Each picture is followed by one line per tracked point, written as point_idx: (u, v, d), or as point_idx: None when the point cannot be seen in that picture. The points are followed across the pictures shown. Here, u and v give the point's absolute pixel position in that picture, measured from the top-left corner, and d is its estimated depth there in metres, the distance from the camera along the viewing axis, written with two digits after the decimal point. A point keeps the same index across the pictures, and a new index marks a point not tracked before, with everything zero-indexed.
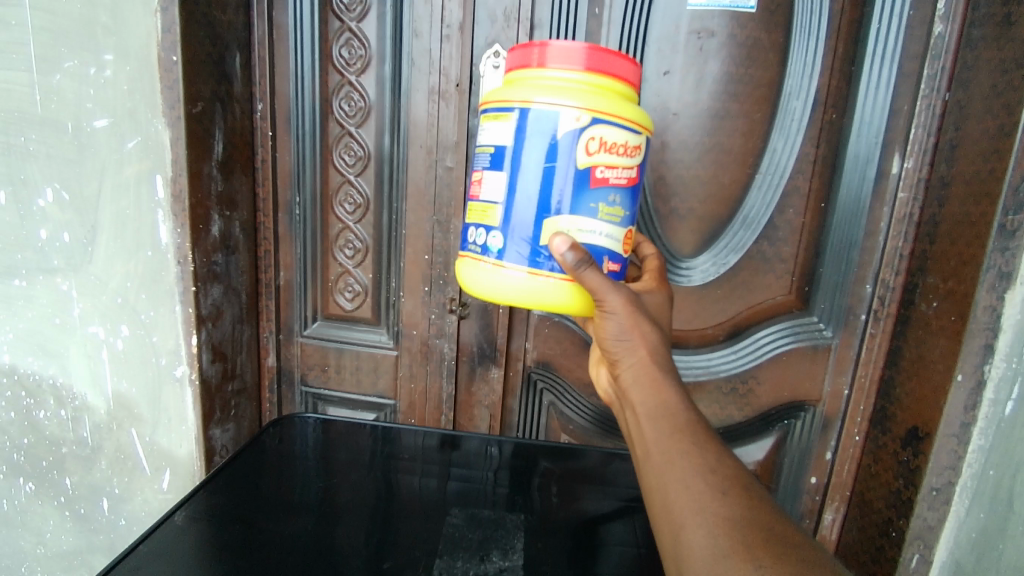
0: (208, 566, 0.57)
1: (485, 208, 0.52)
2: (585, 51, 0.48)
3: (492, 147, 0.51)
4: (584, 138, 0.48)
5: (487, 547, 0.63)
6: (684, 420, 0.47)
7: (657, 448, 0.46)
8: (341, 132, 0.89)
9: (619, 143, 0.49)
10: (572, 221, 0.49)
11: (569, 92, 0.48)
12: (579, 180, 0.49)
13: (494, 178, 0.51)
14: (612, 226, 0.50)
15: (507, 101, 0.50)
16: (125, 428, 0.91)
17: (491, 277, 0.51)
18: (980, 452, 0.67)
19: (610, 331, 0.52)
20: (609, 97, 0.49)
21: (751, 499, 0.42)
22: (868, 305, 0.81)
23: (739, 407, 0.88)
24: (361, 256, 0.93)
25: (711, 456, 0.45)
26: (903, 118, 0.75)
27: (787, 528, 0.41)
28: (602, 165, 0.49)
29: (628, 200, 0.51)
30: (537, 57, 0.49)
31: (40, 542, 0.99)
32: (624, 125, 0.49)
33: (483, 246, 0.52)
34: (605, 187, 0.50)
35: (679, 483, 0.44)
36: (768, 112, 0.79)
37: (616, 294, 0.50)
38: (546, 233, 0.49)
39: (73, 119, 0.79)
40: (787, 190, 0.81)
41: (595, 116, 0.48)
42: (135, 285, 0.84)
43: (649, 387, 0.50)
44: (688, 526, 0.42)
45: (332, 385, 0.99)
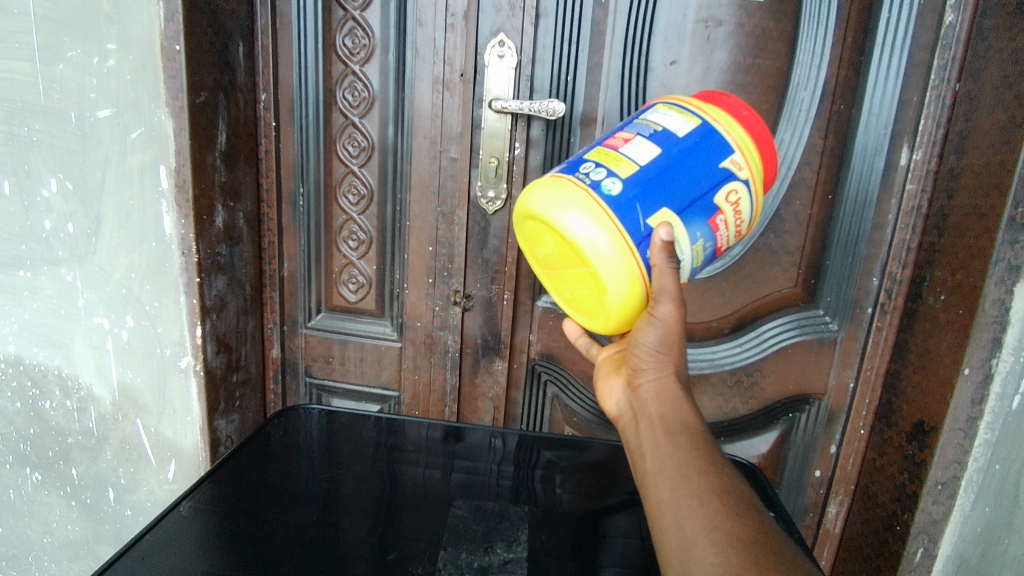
0: (214, 555, 0.57)
1: (620, 158, 0.50)
2: (768, 133, 0.53)
3: (660, 126, 0.51)
4: (731, 183, 0.50)
5: (491, 538, 0.63)
6: (703, 440, 0.45)
7: (672, 461, 0.44)
8: (345, 123, 0.88)
9: (743, 216, 0.52)
10: (681, 228, 0.49)
11: (745, 145, 0.51)
12: (703, 208, 0.50)
13: (650, 145, 0.50)
14: (692, 259, 0.50)
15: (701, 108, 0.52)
16: (130, 419, 0.92)
17: (576, 210, 0.48)
18: (986, 447, 0.67)
19: (647, 340, 0.49)
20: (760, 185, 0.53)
21: (766, 524, 0.40)
22: (875, 298, 0.80)
23: (743, 400, 0.88)
24: (365, 247, 0.93)
25: (726, 474, 0.43)
26: (913, 109, 0.74)
27: (803, 561, 0.38)
28: (724, 215, 0.51)
29: (709, 260, 0.52)
30: (749, 113, 0.53)
31: (47, 531, 1.00)
32: (755, 205, 0.52)
33: (589, 180, 0.49)
34: (711, 234, 0.51)
35: (694, 500, 0.41)
36: (776, 102, 0.79)
37: (674, 305, 0.48)
38: (660, 212, 0.48)
39: (76, 109, 0.79)
40: (794, 181, 0.80)
41: (748, 178, 0.51)
42: (139, 276, 0.84)
43: (671, 403, 0.48)
44: (700, 543, 0.39)
45: (337, 376, 0.99)
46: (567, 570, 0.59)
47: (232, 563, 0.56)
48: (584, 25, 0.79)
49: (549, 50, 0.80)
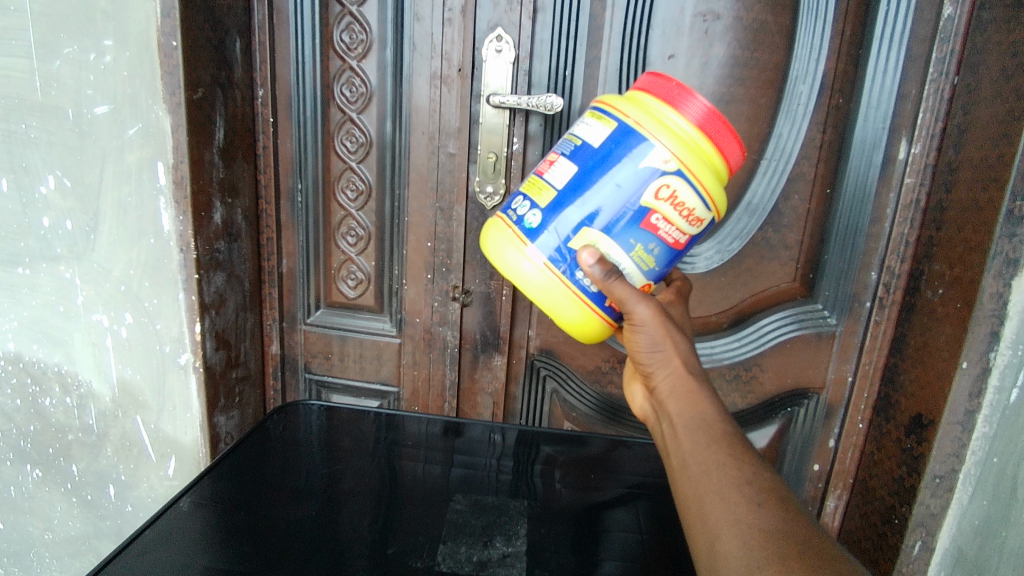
0: (214, 549, 0.57)
1: (542, 186, 0.55)
2: (709, 115, 0.52)
3: (580, 140, 0.55)
4: (659, 180, 0.51)
5: (490, 533, 0.63)
6: (721, 430, 0.49)
7: (694, 457, 0.48)
8: (343, 118, 0.88)
9: (687, 205, 0.52)
10: (608, 240, 0.52)
11: (674, 137, 0.51)
12: (632, 212, 0.52)
13: (570, 165, 0.54)
14: (636, 267, 0.53)
15: (624, 109, 0.53)
16: (130, 416, 0.92)
17: (516, 252, 0.55)
18: (984, 440, 0.67)
19: (643, 343, 0.54)
20: (709, 171, 0.52)
21: (789, 512, 0.42)
22: (874, 292, 0.80)
23: (742, 395, 0.89)
24: (363, 244, 0.93)
25: (747, 470, 0.46)
26: (911, 103, 0.74)
27: (828, 542, 0.40)
28: (660, 212, 0.52)
29: (664, 258, 0.54)
30: (682, 96, 0.53)
31: (48, 528, 1.01)
32: (700, 191, 0.52)
33: (519, 218, 0.56)
34: (651, 233, 0.52)
35: (717, 493, 0.45)
36: (774, 96, 0.78)
37: (645, 306, 0.52)
38: (580, 235, 0.53)
39: (74, 105, 0.78)
40: (792, 176, 0.80)
41: (680, 167, 0.51)
42: (138, 273, 0.84)
43: (685, 398, 0.52)
44: (724, 535, 0.42)
45: (336, 373, 0.99)
46: (566, 564, 0.60)
47: (233, 558, 0.57)
48: (582, 19, 0.79)
49: (547, 44, 0.80)
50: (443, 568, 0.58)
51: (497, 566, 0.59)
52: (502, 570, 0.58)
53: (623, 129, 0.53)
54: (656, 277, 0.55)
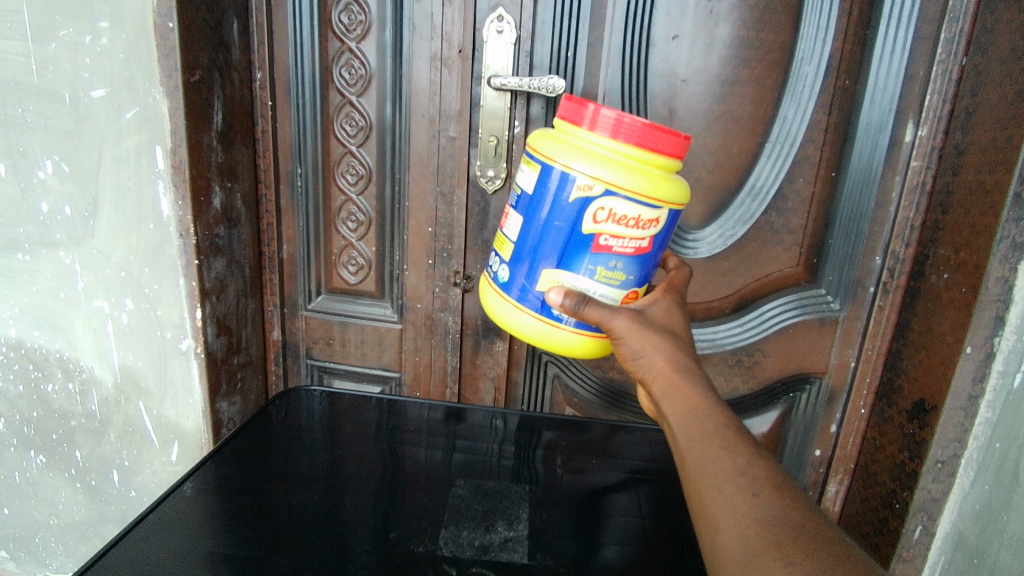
0: (218, 535, 0.57)
1: (503, 239, 0.59)
2: (625, 122, 0.51)
3: (519, 189, 0.57)
4: (592, 207, 0.52)
5: (493, 517, 0.63)
6: (714, 423, 0.49)
7: (691, 454, 0.48)
8: (342, 101, 0.87)
9: (629, 217, 0.52)
10: (569, 274, 0.54)
11: (594, 159, 0.52)
12: (580, 243, 0.53)
13: (516, 215, 0.57)
14: (610, 287, 0.55)
15: (542, 149, 0.54)
16: (133, 402, 0.92)
17: (502, 308, 0.58)
18: (987, 425, 0.67)
19: (627, 354, 0.55)
20: (645, 174, 0.52)
21: (783, 499, 0.44)
22: (878, 277, 0.79)
23: (744, 380, 0.88)
24: (363, 229, 0.92)
25: (741, 460, 0.47)
26: (918, 84, 0.73)
27: (818, 524, 0.42)
28: (606, 234, 0.53)
29: (632, 266, 0.55)
30: (589, 116, 0.52)
31: (53, 513, 1.01)
32: (638, 199, 0.52)
33: (496, 275, 0.59)
34: (607, 253, 0.54)
35: (714, 487, 0.45)
36: (779, 78, 0.77)
37: (619, 318, 0.54)
38: (543, 279, 0.55)
39: (70, 89, 0.78)
40: (797, 159, 0.79)
41: (607, 188, 0.51)
42: (138, 259, 0.84)
43: (678, 396, 0.52)
44: (724, 527, 0.44)
45: (338, 358, 0.99)
46: (567, 548, 0.60)
47: (236, 543, 0.57)
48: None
49: (549, 25, 0.79)
50: (445, 552, 0.58)
51: (499, 550, 0.59)
52: (504, 553, 0.58)
53: (545, 171, 0.54)
54: (636, 284, 0.56)
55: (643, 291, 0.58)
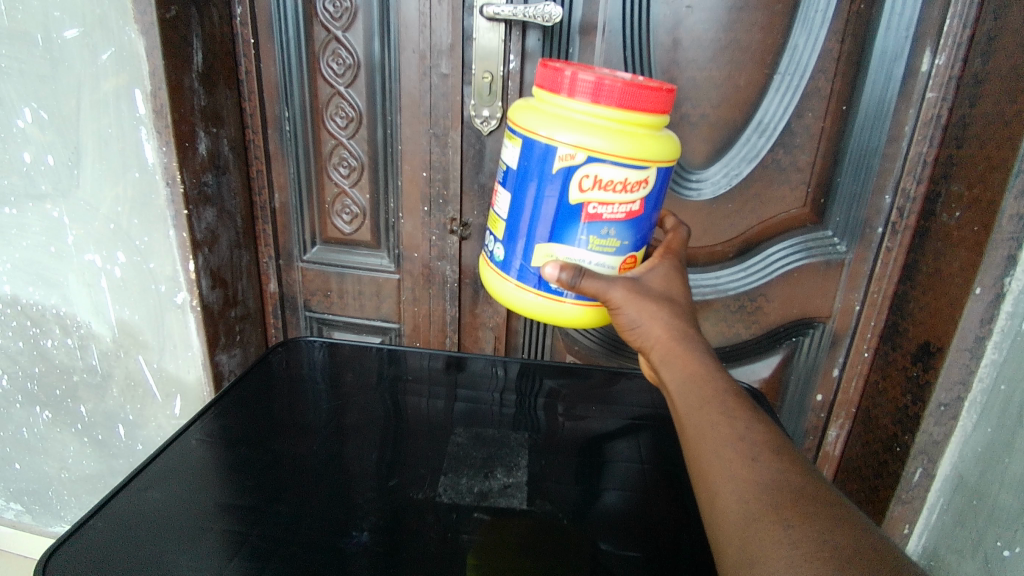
0: (219, 485, 0.57)
1: (495, 218, 0.56)
2: (605, 84, 0.48)
3: (504, 166, 0.55)
4: (576, 176, 0.50)
5: (491, 465, 0.63)
6: (713, 389, 0.48)
7: (690, 421, 0.47)
8: (328, 38, 0.83)
9: (616, 181, 0.50)
10: (563, 247, 0.52)
11: (575, 127, 0.49)
12: (569, 214, 0.51)
13: (505, 192, 0.54)
14: (606, 256, 0.53)
15: (522, 122, 0.51)
16: (133, 356, 0.91)
17: (501, 288, 0.56)
18: (993, 367, 0.66)
19: (625, 324, 0.53)
20: (630, 135, 0.49)
21: (783, 462, 0.43)
22: (886, 217, 0.77)
23: (746, 325, 0.87)
24: (356, 175, 0.89)
25: (740, 425, 0.45)
26: (938, 7, 0.68)
27: (820, 488, 0.41)
28: (594, 202, 0.50)
29: (626, 231, 0.52)
30: (567, 82, 0.49)
31: (64, 467, 1.03)
32: (623, 163, 0.49)
33: (491, 255, 0.57)
34: (598, 222, 0.51)
35: (712, 453, 0.44)
36: (790, 2, 0.73)
37: (617, 287, 0.52)
38: (537, 255, 0.53)
39: (42, 30, 0.74)
40: (807, 91, 0.76)
41: (590, 155, 0.49)
42: (127, 210, 0.82)
43: (678, 364, 0.50)
44: (722, 492, 0.42)
45: (337, 310, 0.98)
46: (568, 494, 0.60)
47: (238, 493, 0.57)
48: None
49: None
50: (444, 499, 0.58)
51: (499, 496, 0.59)
52: (503, 499, 0.58)
53: (527, 145, 0.51)
54: (633, 249, 0.54)
55: (641, 255, 0.56)
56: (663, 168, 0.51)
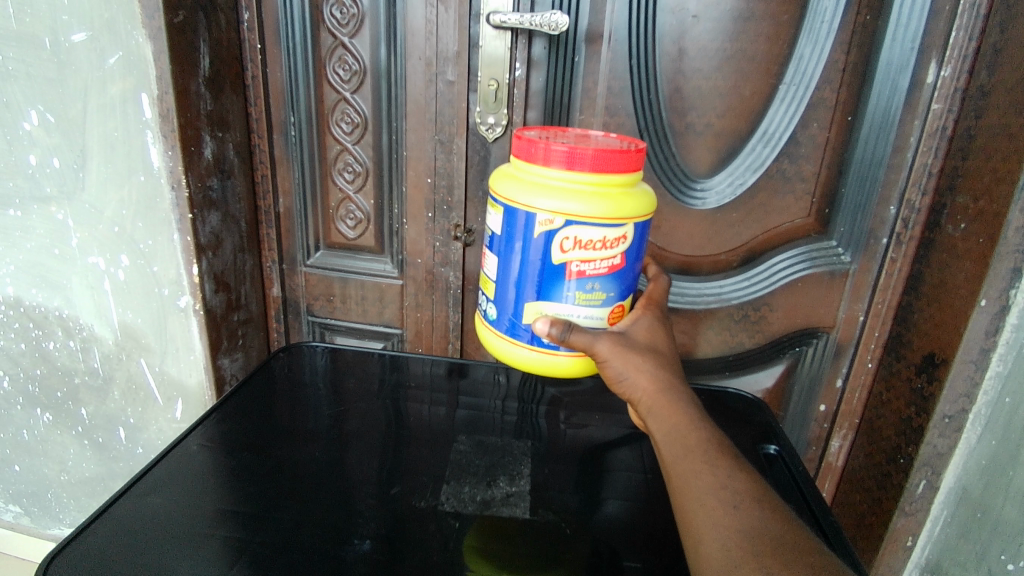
0: (221, 491, 0.57)
1: (486, 279, 0.58)
2: (579, 152, 0.50)
3: (491, 231, 0.57)
4: (557, 239, 0.51)
5: (494, 473, 0.62)
6: (696, 438, 0.50)
7: (676, 470, 0.49)
8: (334, 43, 0.83)
9: (595, 241, 0.51)
10: (551, 304, 0.54)
11: (554, 194, 0.51)
12: (554, 273, 0.52)
13: (493, 254, 0.56)
14: (593, 308, 0.54)
15: (503, 191, 0.53)
16: (135, 359, 0.91)
17: (497, 346, 0.58)
18: (998, 379, 0.66)
19: (612, 377, 0.54)
20: (606, 197, 0.51)
21: (764, 511, 0.45)
22: (891, 228, 0.77)
23: (749, 334, 0.87)
24: (361, 180, 0.89)
25: (723, 473, 0.48)
26: (944, 20, 0.68)
27: (798, 538, 0.43)
28: (576, 261, 0.52)
29: (610, 284, 0.54)
30: (541, 152, 0.51)
31: (63, 469, 1.03)
32: (600, 223, 0.51)
33: (486, 313, 0.59)
34: (583, 278, 0.53)
35: (697, 501, 0.46)
36: (796, 13, 0.73)
37: (603, 341, 0.53)
38: (527, 313, 0.55)
39: (50, 33, 0.74)
40: (812, 102, 0.75)
41: (568, 219, 0.50)
42: (131, 213, 0.82)
43: (663, 413, 0.52)
44: (706, 539, 0.44)
45: (339, 315, 0.98)
46: (568, 503, 0.59)
47: (239, 499, 0.56)
48: None
49: None
50: (446, 507, 0.57)
51: (501, 505, 0.58)
52: (506, 508, 0.58)
53: (509, 214, 0.53)
54: (619, 299, 0.55)
55: (630, 303, 0.57)
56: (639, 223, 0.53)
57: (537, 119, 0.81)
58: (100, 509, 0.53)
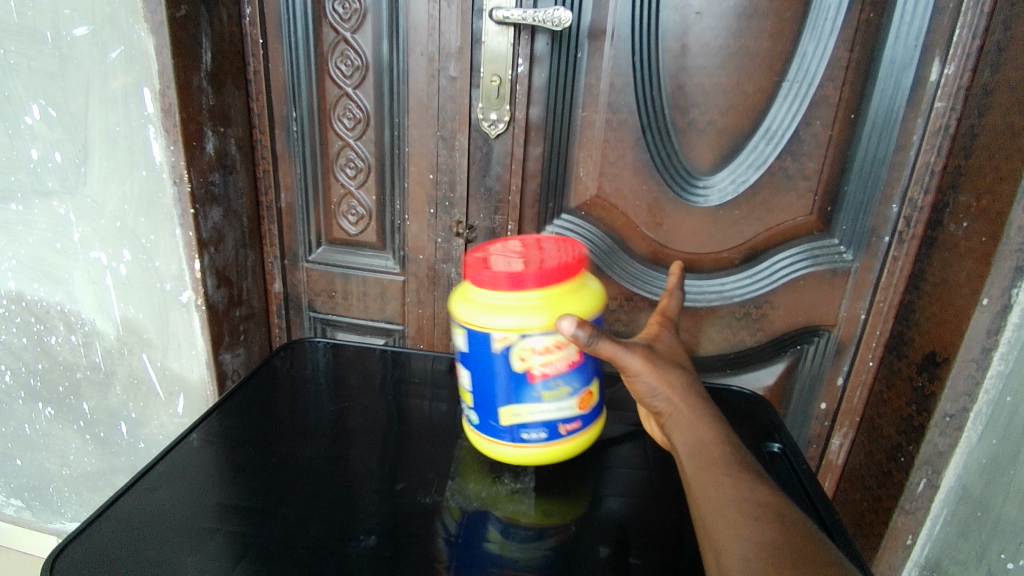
0: (223, 486, 0.57)
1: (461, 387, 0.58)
2: (524, 279, 0.52)
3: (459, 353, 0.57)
4: (513, 355, 0.52)
5: (499, 470, 0.62)
6: (720, 453, 0.48)
7: (697, 482, 0.47)
8: (336, 39, 0.83)
9: (549, 345, 0.52)
10: (521, 406, 0.54)
11: (505, 312, 0.52)
12: (518, 379, 0.53)
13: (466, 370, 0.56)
14: (560, 401, 0.54)
15: (459, 313, 0.55)
16: (136, 353, 0.91)
17: (478, 444, 0.58)
18: (999, 378, 0.66)
19: (639, 391, 0.52)
20: (554, 307, 0.52)
21: (786, 524, 0.43)
22: (893, 226, 0.77)
23: (751, 332, 0.87)
24: (363, 176, 0.89)
25: (744, 486, 0.45)
26: (948, 18, 0.68)
27: (821, 551, 0.41)
28: (537, 366, 0.53)
29: (573, 378, 0.54)
30: (488, 278, 0.53)
31: (65, 463, 1.03)
32: (551, 331, 0.52)
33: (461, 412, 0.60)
34: (547, 377, 0.53)
35: (716, 511, 0.44)
36: (800, 10, 0.73)
37: (636, 355, 0.51)
38: (499, 412, 0.55)
39: (52, 27, 0.74)
40: (815, 99, 0.75)
41: (517, 334, 0.52)
42: (133, 208, 0.82)
43: (688, 427, 0.50)
44: (725, 551, 0.42)
45: (341, 311, 0.98)
46: (571, 500, 0.59)
47: (242, 495, 0.56)
48: None
49: None
50: (451, 503, 0.57)
51: (505, 502, 0.58)
52: (509, 505, 0.58)
53: (468, 335, 0.54)
54: (585, 387, 0.55)
55: (597, 388, 0.57)
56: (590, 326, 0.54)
57: (539, 115, 0.81)
58: (104, 505, 0.53)
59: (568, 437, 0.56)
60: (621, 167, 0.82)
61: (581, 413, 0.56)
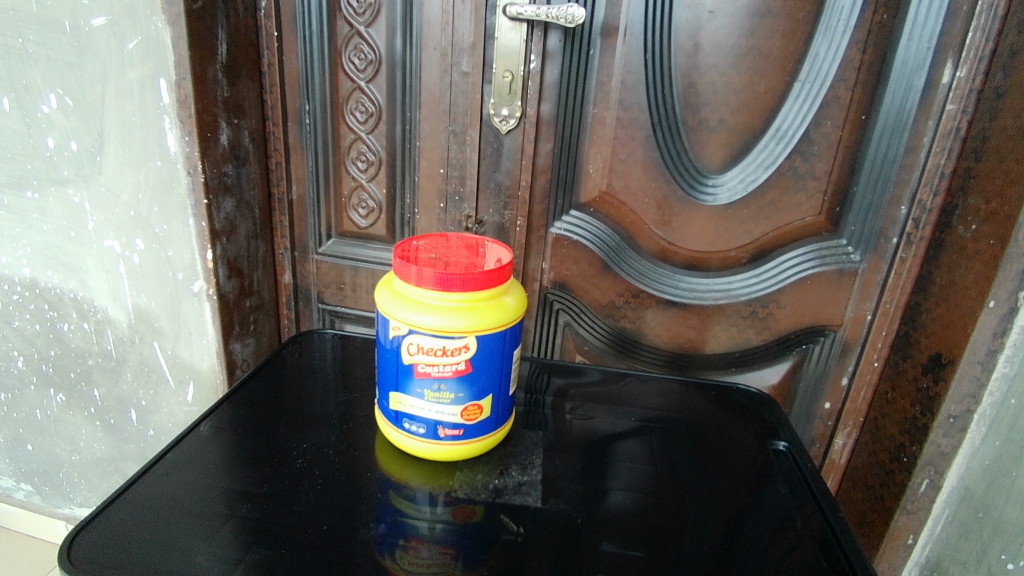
0: (235, 473, 0.58)
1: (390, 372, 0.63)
2: (450, 281, 0.55)
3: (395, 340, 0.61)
4: (404, 343, 0.57)
5: (506, 463, 0.63)
6: None
7: None
8: (350, 32, 0.84)
9: (435, 348, 0.56)
10: (409, 398, 0.59)
11: (429, 311, 0.55)
12: (406, 371, 0.58)
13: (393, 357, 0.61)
14: (441, 405, 0.58)
15: (382, 302, 0.58)
16: (148, 342, 0.93)
17: (393, 436, 0.62)
18: (1004, 380, 0.66)
19: None
20: (471, 312, 0.55)
21: None
22: (902, 227, 0.77)
23: (757, 331, 0.87)
24: (374, 170, 0.90)
25: None
26: (961, 20, 0.68)
27: None
28: (421, 362, 0.57)
29: (457, 386, 0.57)
30: (413, 276, 0.56)
31: (75, 449, 1.04)
32: (447, 334, 0.55)
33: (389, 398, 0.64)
34: (428, 377, 0.57)
35: None
36: (813, 10, 0.73)
37: None
38: (393, 400, 0.60)
39: (71, 17, 0.75)
40: (826, 100, 0.75)
41: (411, 328, 0.56)
42: (147, 198, 0.83)
43: None
44: None
45: (349, 303, 0.99)
46: (576, 493, 0.60)
47: (252, 482, 0.57)
48: None
49: None
50: (459, 494, 0.58)
51: (513, 494, 0.59)
52: (517, 497, 0.58)
53: (383, 320, 0.58)
54: (471, 399, 0.58)
55: (490, 402, 0.60)
56: (489, 336, 0.56)
57: (550, 111, 0.82)
58: (118, 490, 0.54)
59: (446, 441, 0.60)
60: (630, 164, 0.82)
61: (465, 422, 0.59)
